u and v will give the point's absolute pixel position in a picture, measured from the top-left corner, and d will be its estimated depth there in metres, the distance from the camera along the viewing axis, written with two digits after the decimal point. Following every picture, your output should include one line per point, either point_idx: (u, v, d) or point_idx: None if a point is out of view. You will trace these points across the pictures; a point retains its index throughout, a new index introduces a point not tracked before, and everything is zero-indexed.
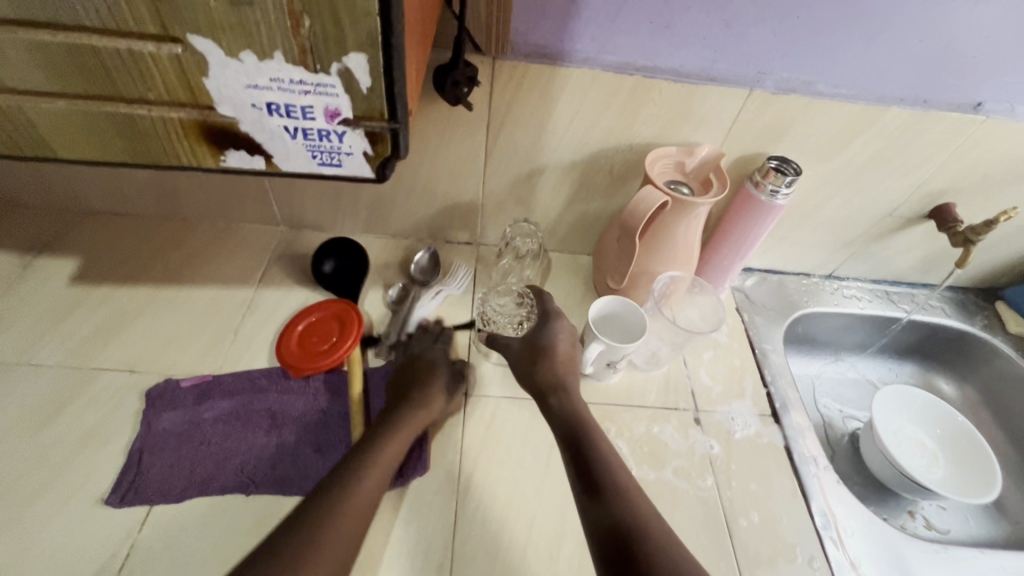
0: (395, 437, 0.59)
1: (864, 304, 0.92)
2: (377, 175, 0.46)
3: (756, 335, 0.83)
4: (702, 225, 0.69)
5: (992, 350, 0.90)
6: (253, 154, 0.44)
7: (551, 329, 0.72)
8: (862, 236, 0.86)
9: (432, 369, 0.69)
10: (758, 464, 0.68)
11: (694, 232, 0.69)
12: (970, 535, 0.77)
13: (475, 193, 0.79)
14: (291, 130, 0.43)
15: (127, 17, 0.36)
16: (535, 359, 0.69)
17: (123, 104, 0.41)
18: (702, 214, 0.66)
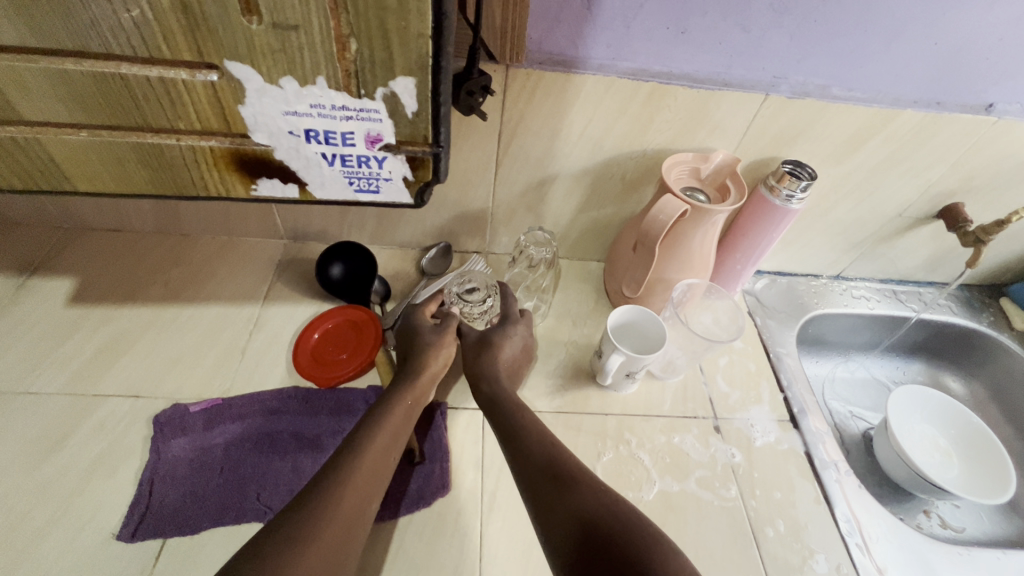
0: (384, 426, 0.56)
1: (873, 304, 0.92)
2: (416, 201, 0.47)
3: (769, 340, 0.83)
4: (718, 233, 0.68)
5: (998, 346, 0.91)
6: (287, 182, 0.45)
7: (504, 329, 0.69)
8: (871, 237, 0.86)
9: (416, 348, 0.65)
10: (781, 471, 0.68)
11: (710, 239, 0.68)
12: (985, 533, 0.78)
13: (485, 202, 0.78)
14: (329, 156, 0.44)
15: (161, 46, 0.35)
16: (481, 350, 0.67)
17: (150, 134, 0.41)
18: (719, 221, 0.65)
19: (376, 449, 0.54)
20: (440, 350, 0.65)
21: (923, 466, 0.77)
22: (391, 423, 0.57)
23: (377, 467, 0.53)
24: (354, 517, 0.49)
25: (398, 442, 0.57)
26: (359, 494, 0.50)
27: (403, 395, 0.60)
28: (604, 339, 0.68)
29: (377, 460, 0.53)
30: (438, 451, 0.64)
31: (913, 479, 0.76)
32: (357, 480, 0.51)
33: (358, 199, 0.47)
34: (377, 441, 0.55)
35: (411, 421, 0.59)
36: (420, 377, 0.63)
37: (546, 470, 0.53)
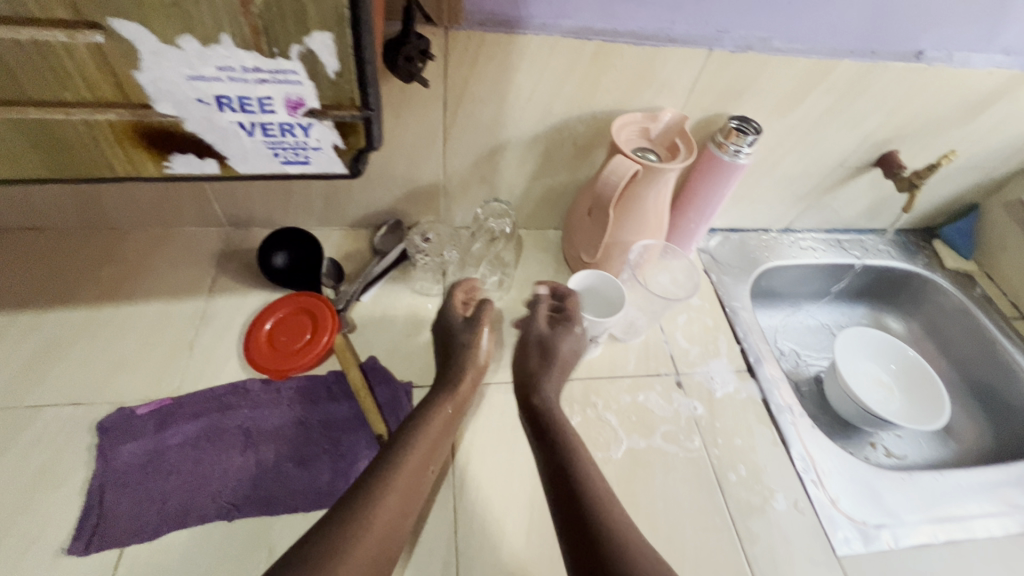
0: (421, 439, 0.55)
1: (820, 253, 0.96)
2: (350, 170, 0.46)
3: (725, 295, 0.85)
4: (671, 191, 0.69)
5: (932, 285, 0.96)
6: (203, 157, 0.43)
7: (560, 334, 0.66)
8: (815, 188, 0.89)
9: (463, 354, 0.64)
10: (740, 419, 0.71)
11: (663, 198, 0.68)
12: (925, 457, 0.84)
13: (436, 174, 0.76)
14: (247, 127, 0.41)
15: (29, 4, 0.31)
16: (536, 365, 0.65)
17: (34, 109, 0.37)
18: (671, 180, 0.66)
19: (415, 457, 0.54)
20: (478, 350, 0.64)
21: (869, 403, 0.82)
22: (430, 429, 0.57)
23: (416, 477, 0.53)
24: (392, 530, 0.49)
25: (436, 454, 0.57)
26: (394, 502, 0.50)
27: (443, 402, 0.60)
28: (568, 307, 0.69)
29: (415, 467, 0.53)
30: None
31: (861, 415, 0.81)
32: (394, 488, 0.51)
33: (286, 170, 0.45)
34: (416, 448, 0.55)
35: (450, 431, 0.59)
36: (460, 383, 0.62)
37: (571, 492, 0.52)
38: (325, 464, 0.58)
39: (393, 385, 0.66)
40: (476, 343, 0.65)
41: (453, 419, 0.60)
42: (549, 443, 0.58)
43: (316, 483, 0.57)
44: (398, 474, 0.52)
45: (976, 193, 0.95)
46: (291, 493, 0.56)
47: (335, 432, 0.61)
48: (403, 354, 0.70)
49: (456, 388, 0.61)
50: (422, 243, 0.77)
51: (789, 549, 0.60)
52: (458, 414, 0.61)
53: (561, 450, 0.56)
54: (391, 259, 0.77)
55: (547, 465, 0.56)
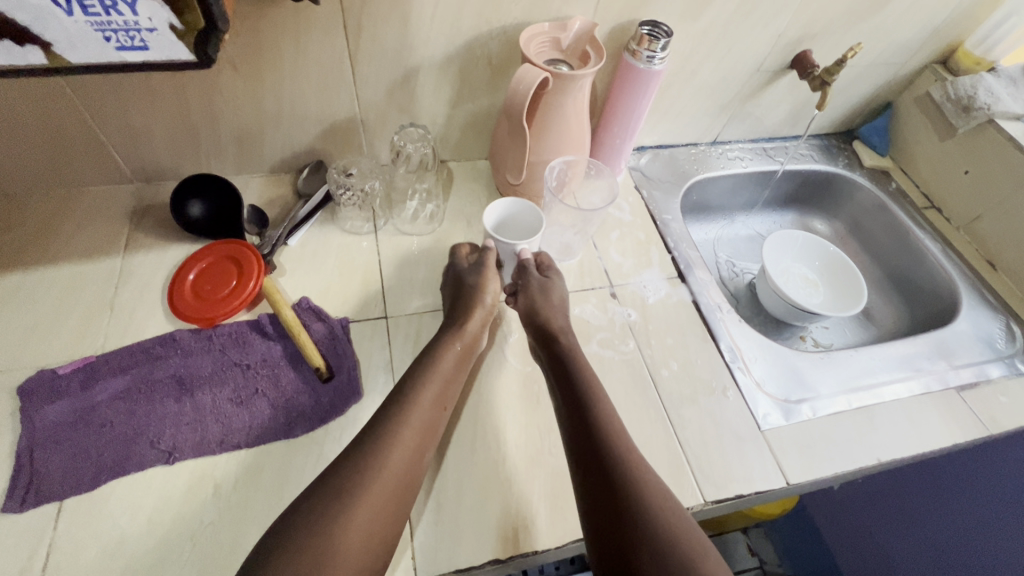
0: (428, 382, 0.57)
1: (746, 163, 0.99)
2: (198, 57, 0.45)
3: (656, 209, 0.87)
4: (588, 100, 0.68)
5: (852, 184, 1.01)
6: (22, 44, 0.40)
7: (546, 278, 0.70)
8: (737, 97, 0.90)
9: (469, 294, 0.66)
10: (672, 320, 0.74)
11: (581, 107, 0.68)
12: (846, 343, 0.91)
13: (352, 107, 0.73)
14: (63, 4, 0.38)
15: None
16: (542, 310, 0.66)
17: None
18: (585, 86, 0.65)
19: (426, 402, 0.56)
20: (485, 290, 0.66)
21: (796, 299, 0.87)
22: (440, 374, 0.59)
23: (429, 420, 0.56)
24: (408, 472, 0.52)
25: (448, 393, 0.59)
26: (410, 447, 0.53)
27: (451, 340, 0.62)
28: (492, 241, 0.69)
29: (428, 413, 0.56)
30: (345, 363, 0.63)
31: (787, 310, 0.86)
32: (405, 432, 0.53)
33: (123, 57, 0.44)
34: (427, 395, 0.57)
35: (462, 369, 0.61)
36: (466, 323, 0.64)
37: (590, 433, 0.55)
38: (265, 402, 0.59)
39: (327, 320, 0.66)
40: (482, 283, 0.66)
41: (463, 358, 0.62)
42: (574, 394, 0.59)
43: (257, 419, 0.58)
44: (410, 420, 0.54)
45: (889, 91, 0.99)
46: (232, 431, 0.56)
47: (275, 371, 0.61)
48: (337, 292, 0.70)
49: (464, 326, 0.63)
50: (344, 179, 0.74)
51: (718, 430, 0.65)
52: (467, 354, 0.62)
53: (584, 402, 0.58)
54: (316, 202, 0.75)
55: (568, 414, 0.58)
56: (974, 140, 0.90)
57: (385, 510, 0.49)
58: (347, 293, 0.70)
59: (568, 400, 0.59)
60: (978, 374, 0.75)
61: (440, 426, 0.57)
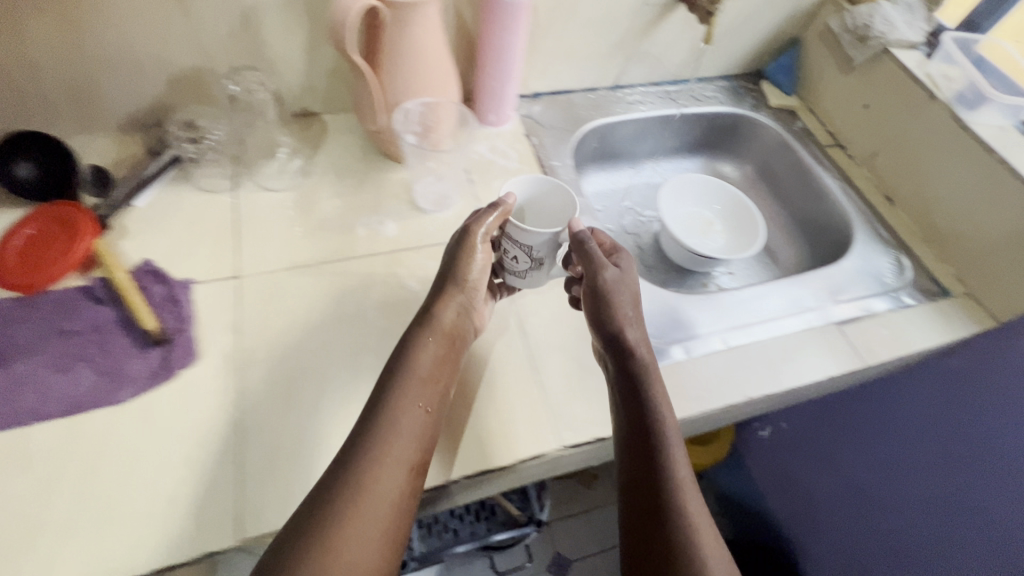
0: (416, 381, 0.55)
1: (648, 107, 0.95)
2: None
3: (544, 156, 0.84)
4: (435, 33, 0.64)
5: (758, 126, 0.98)
6: None
7: (620, 267, 0.65)
8: (628, 35, 0.86)
9: (449, 274, 0.61)
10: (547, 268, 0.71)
11: (427, 41, 0.64)
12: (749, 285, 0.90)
13: (193, 54, 0.68)
14: None
15: None
16: (605, 305, 0.62)
17: None
18: (426, 18, 0.62)
19: (415, 402, 0.54)
20: (469, 266, 0.62)
21: (696, 245, 0.85)
22: (418, 371, 0.56)
23: (419, 427, 0.53)
24: (406, 484, 0.50)
25: (436, 384, 0.57)
26: (406, 457, 0.51)
27: (422, 332, 0.58)
28: (517, 231, 0.61)
29: (413, 416, 0.53)
30: (182, 325, 0.59)
31: (684, 256, 0.84)
32: (399, 435, 0.51)
33: None
34: (414, 398, 0.54)
35: (447, 356, 0.59)
36: (441, 315, 0.59)
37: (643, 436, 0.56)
38: (88, 369, 0.55)
39: (169, 282, 0.62)
40: (464, 258, 0.62)
41: (451, 348, 0.59)
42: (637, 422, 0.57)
43: (78, 387, 0.54)
44: (398, 427, 0.52)
45: (792, 26, 0.96)
46: (47, 401, 0.53)
47: (104, 337, 0.57)
48: (185, 252, 0.65)
49: (440, 313, 0.59)
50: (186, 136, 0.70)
51: None
52: (447, 342, 0.59)
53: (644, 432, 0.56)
54: (164, 161, 0.69)
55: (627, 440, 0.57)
56: (872, 72, 0.87)
57: (378, 527, 0.47)
58: (194, 254, 0.66)
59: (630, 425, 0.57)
60: (862, 308, 0.75)
61: (433, 430, 0.54)
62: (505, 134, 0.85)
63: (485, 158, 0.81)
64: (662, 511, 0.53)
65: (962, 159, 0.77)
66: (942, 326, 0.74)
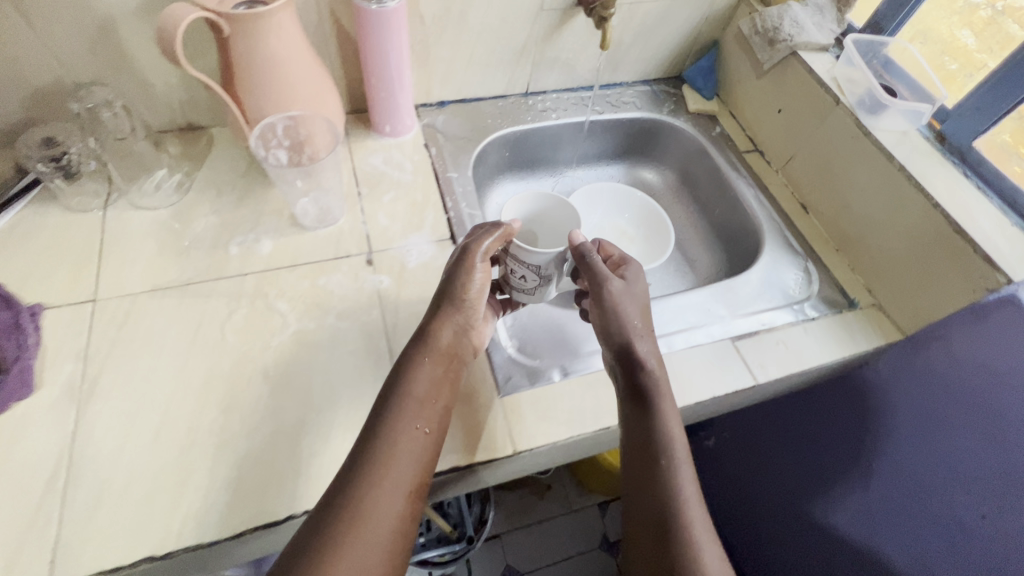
0: (424, 400, 0.55)
1: (561, 114, 0.92)
2: None
3: (442, 167, 0.81)
4: (291, 44, 0.61)
5: (676, 132, 0.95)
6: None
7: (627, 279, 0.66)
8: (531, 41, 0.83)
9: (453, 291, 0.61)
10: (428, 286, 0.69)
11: (281, 53, 0.61)
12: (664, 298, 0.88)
13: (51, 69, 0.65)
14: None
15: None
16: (612, 317, 0.63)
17: None
18: (273, 28, 0.59)
19: (420, 421, 0.54)
20: (469, 286, 0.61)
21: None
22: (419, 390, 0.55)
23: (417, 448, 0.52)
24: (406, 505, 0.50)
25: (441, 403, 0.56)
26: (405, 479, 0.51)
27: (425, 351, 0.58)
28: (522, 252, 0.62)
29: (410, 438, 0.52)
30: (22, 355, 0.56)
31: None
32: (404, 458, 0.51)
33: None
34: (412, 420, 0.53)
35: (449, 374, 0.58)
36: (444, 333, 0.59)
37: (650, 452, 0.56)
38: None
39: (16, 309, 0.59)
40: (464, 276, 0.61)
41: (452, 366, 0.59)
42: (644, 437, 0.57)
43: None
44: (396, 450, 0.51)
45: (709, 29, 0.93)
46: None
47: None
48: (39, 275, 0.63)
49: (438, 332, 0.59)
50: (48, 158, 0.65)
51: None
52: (449, 360, 0.59)
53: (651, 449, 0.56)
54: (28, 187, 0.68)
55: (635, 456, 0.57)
56: (783, 76, 0.84)
57: (377, 551, 0.47)
58: (48, 277, 0.63)
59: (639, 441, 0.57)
60: (761, 323, 0.72)
61: (433, 451, 0.54)
62: (403, 145, 0.82)
63: (378, 170, 0.79)
64: (666, 530, 0.52)
65: (867, 167, 0.74)
66: (843, 340, 0.72)
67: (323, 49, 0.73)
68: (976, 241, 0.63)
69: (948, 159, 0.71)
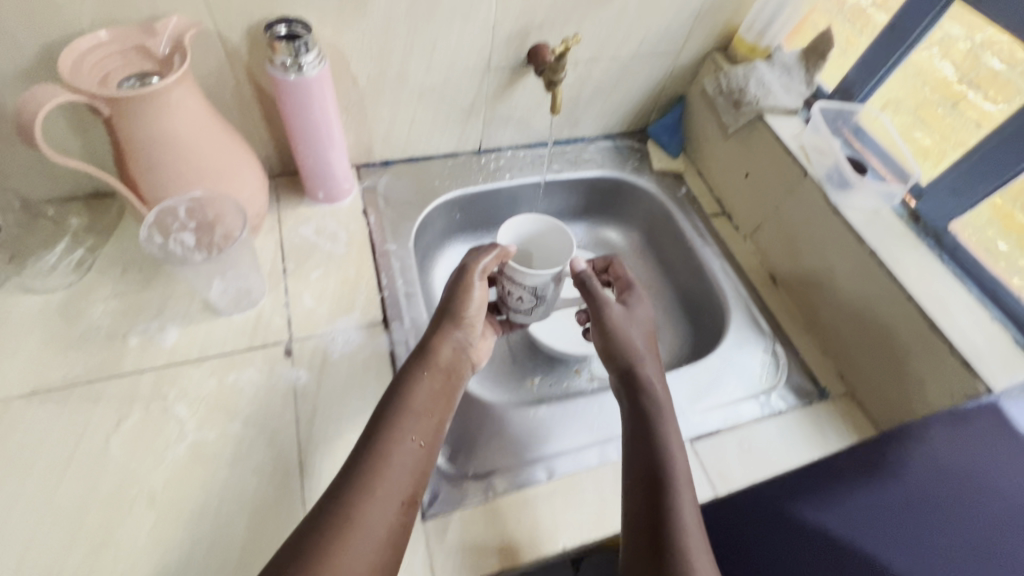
0: (421, 415, 0.54)
1: (517, 173, 0.86)
2: None
3: (380, 237, 0.74)
4: (189, 120, 0.55)
5: (640, 190, 0.89)
6: None
7: (631, 303, 0.68)
8: (480, 99, 0.77)
9: (454, 310, 0.64)
10: (354, 381, 0.61)
11: (177, 132, 0.54)
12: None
13: None
14: None
15: None
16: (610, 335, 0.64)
17: None
18: (166, 106, 0.52)
19: (414, 436, 0.53)
20: (467, 303, 0.64)
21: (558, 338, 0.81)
22: (416, 403, 0.55)
23: (412, 461, 0.52)
24: (397, 520, 0.49)
25: (437, 419, 0.56)
26: (399, 491, 0.49)
27: (427, 368, 0.59)
28: (516, 274, 0.65)
29: (405, 450, 0.51)
30: None
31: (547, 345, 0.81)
32: (395, 469, 0.50)
33: None
34: (410, 430, 0.53)
35: (448, 394, 0.59)
36: (443, 349, 0.61)
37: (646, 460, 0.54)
38: None
39: None
40: (465, 292, 0.64)
41: (449, 384, 0.59)
42: (643, 446, 0.55)
43: None
44: (391, 460, 0.50)
45: (674, 84, 0.88)
46: None
47: None
48: None
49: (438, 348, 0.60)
50: None
51: None
52: (450, 377, 0.60)
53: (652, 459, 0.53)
54: None
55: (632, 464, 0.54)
56: (750, 140, 0.79)
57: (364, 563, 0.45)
58: None
59: (637, 451, 0.55)
60: (724, 418, 0.66)
61: (426, 467, 0.53)
62: (340, 212, 0.75)
63: (308, 242, 0.72)
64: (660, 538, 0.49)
65: (837, 246, 0.68)
66: (813, 437, 0.65)
67: (244, 114, 0.66)
68: (953, 342, 0.58)
69: (920, 241, 0.65)
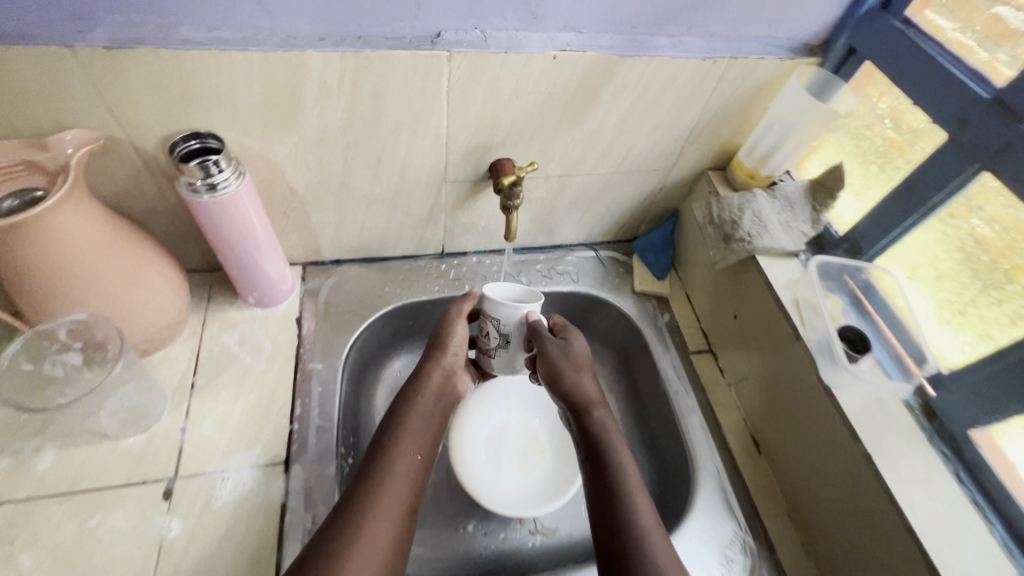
0: (409, 433, 0.58)
1: (479, 283, 0.78)
2: None
3: (307, 353, 0.67)
4: (74, 239, 0.50)
5: (618, 312, 0.79)
6: None
7: (568, 335, 0.67)
8: (439, 208, 0.70)
9: (434, 347, 0.66)
10: (230, 539, 0.53)
11: (58, 253, 0.49)
12: (582, 533, 0.70)
13: None
14: None
15: None
16: (555, 376, 0.63)
17: None
18: (42, 227, 0.47)
19: (408, 450, 0.56)
20: (450, 338, 0.66)
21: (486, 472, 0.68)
22: (409, 424, 0.59)
23: (412, 472, 0.55)
24: (402, 526, 0.52)
25: (427, 435, 0.60)
26: (402, 497, 0.53)
27: (416, 394, 0.62)
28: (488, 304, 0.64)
29: (407, 460, 0.55)
30: None
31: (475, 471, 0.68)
32: (394, 482, 0.53)
33: None
34: (409, 444, 0.57)
35: (432, 419, 0.62)
36: (433, 377, 0.64)
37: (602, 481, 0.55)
38: None
39: None
40: (449, 326, 0.67)
41: (435, 410, 0.63)
42: (600, 467, 0.56)
43: None
44: (395, 469, 0.54)
45: (665, 199, 0.78)
46: None
47: None
48: None
49: (427, 378, 0.63)
50: None
51: None
52: (438, 400, 0.63)
53: (611, 478, 0.54)
54: None
55: (594, 486, 0.55)
56: (739, 278, 0.68)
57: (377, 561, 0.48)
58: None
59: (596, 473, 0.56)
60: None
61: (424, 478, 0.57)
62: (271, 318, 0.69)
63: (227, 352, 0.65)
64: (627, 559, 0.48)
65: (818, 421, 0.57)
66: None
67: (169, 217, 0.61)
68: None
69: (929, 442, 0.53)
